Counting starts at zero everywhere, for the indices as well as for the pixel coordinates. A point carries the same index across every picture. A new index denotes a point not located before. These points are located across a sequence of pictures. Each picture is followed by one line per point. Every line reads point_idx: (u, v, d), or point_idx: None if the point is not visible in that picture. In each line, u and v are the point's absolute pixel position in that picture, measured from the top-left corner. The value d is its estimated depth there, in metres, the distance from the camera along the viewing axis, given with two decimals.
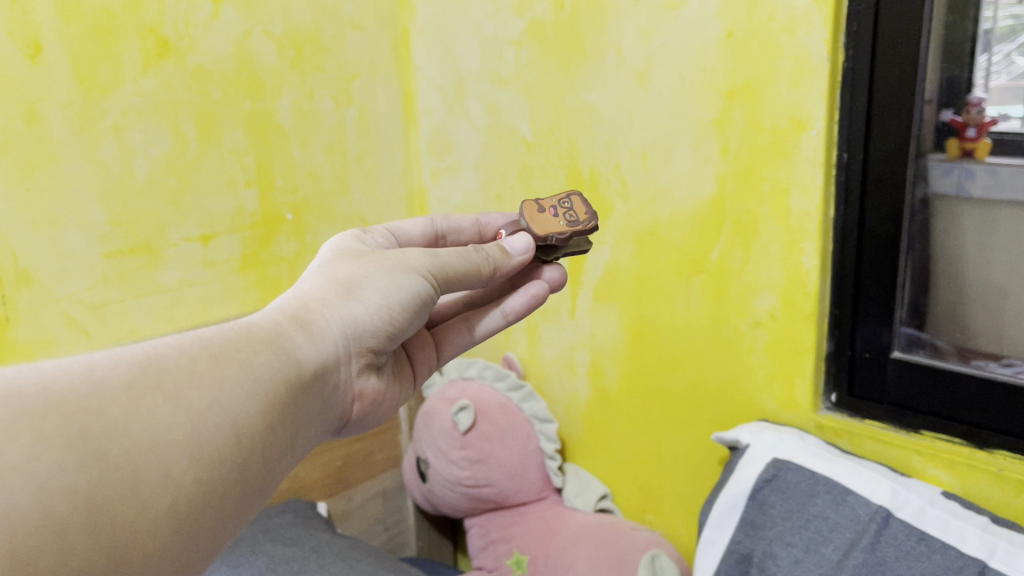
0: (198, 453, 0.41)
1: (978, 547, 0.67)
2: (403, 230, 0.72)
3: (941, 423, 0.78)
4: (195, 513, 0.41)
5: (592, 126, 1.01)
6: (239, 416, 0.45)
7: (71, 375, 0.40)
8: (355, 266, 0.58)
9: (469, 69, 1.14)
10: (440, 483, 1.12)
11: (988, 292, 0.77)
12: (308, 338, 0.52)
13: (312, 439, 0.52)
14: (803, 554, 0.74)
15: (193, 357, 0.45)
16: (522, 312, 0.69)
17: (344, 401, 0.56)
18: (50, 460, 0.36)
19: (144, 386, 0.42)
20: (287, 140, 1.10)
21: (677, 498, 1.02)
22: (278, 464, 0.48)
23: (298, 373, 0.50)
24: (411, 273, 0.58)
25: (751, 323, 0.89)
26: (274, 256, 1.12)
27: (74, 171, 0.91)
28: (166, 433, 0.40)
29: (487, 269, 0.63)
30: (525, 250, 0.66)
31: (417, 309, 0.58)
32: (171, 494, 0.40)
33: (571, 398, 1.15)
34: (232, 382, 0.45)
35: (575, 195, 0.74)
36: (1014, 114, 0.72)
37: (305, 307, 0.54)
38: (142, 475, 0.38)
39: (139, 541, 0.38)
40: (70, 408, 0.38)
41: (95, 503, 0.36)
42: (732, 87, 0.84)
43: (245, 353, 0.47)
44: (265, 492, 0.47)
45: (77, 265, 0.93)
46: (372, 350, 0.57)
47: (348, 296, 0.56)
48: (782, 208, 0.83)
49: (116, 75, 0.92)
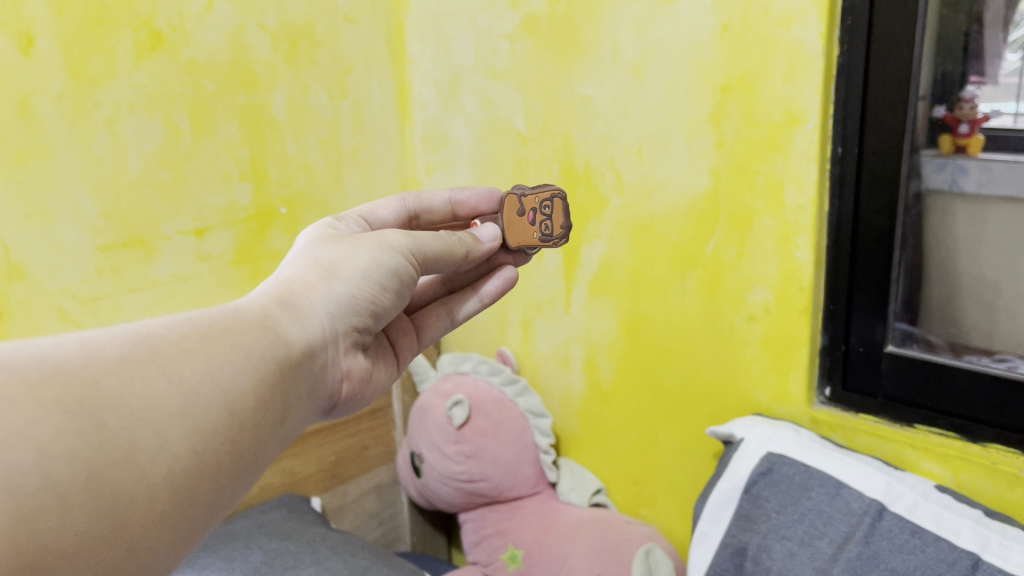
0: (192, 425, 0.41)
1: (972, 540, 0.67)
2: (377, 215, 0.71)
3: (935, 417, 0.79)
4: (191, 484, 0.41)
5: (587, 119, 1.00)
6: (231, 391, 0.44)
7: (66, 349, 0.40)
8: (337, 249, 0.58)
9: (464, 63, 1.14)
10: (434, 478, 1.12)
11: (980, 288, 0.78)
12: (295, 319, 0.52)
13: (302, 418, 0.52)
14: (798, 547, 0.74)
15: (184, 336, 0.45)
16: (496, 295, 0.73)
17: (332, 382, 0.56)
18: (49, 425, 0.35)
19: (138, 360, 0.41)
20: (281, 134, 1.10)
21: (671, 492, 1.03)
22: (270, 439, 0.47)
23: (287, 352, 0.50)
24: (390, 253, 0.58)
25: (746, 317, 0.89)
26: (268, 250, 1.11)
27: (67, 164, 0.90)
28: (160, 404, 0.40)
29: (462, 250, 0.65)
30: (495, 238, 0.69)
31: (397, 286, 0.59)
32: (167, 463, 0.39)
33: (565, 394, 1.15)
34: (223, 359, 0.45)
35: (559, 198, 0.73)
36: (1006, 110, 0.73)
37: (290, 290, 0.54)
38: (138, 443, 0.38)
39: (136, 507, 0.38)
40: (68, 378, 0.38)
41: (95, 469, 0.36)
42: (726, 81, 0.84)
43: (234, 332, 0.47)
44: (258, 467, 0.47)
45: (71, 258, 0.92)
46: (357, 330, 0.57)
47: (330, 277, 0.56)
48: (777, 202, 0.83)
49: (110, 67, 0.92)
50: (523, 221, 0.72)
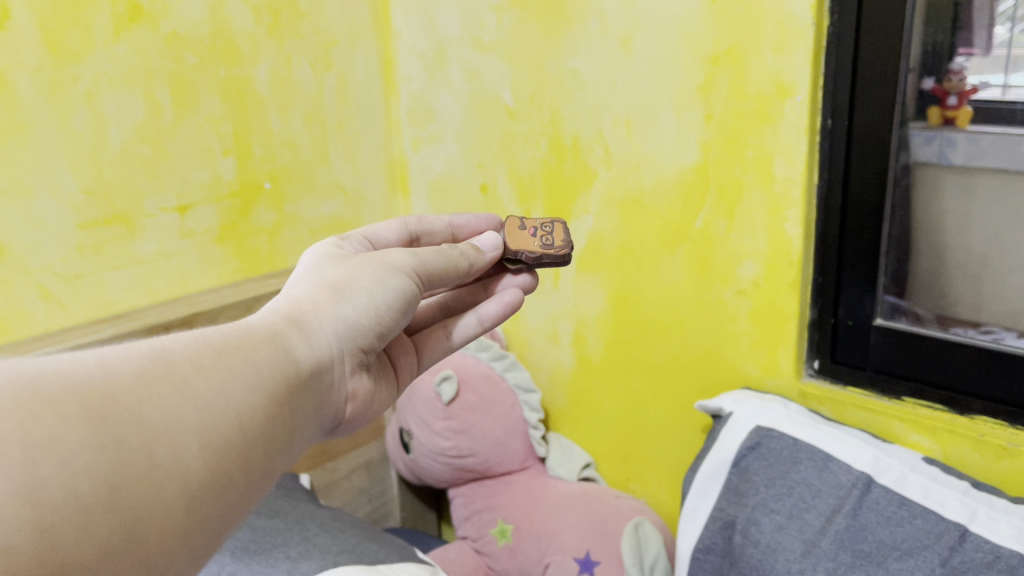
0: (207, 440, 0.40)
1: (959, 511, 0.68)
2: (380, 236, 0.70)
3: (924, 390, 0.79)
4: (206, 498, 0.40)
5: (574, 92, 0.99)
6: (245, 407, 0.43)
7: (86, 364, 0.39)
8: (343, 269, 0.57)
9: (450, 35, 1.12)
10: (424, 454, 1.11)
11: (968, 260, 0.77)
12: (304, 337, 0.51)
13: (310, 436, 0.51)
14: (787, 520, 0.75)
15: (198, 352, 0.44)
16: (497, 317, 0.70)
17: (336, 404, 0.55)
18: (71, 440, 0.35)
19: (154, 376, 0.40)
20: (264, 108, 1.08)
21: (660, 465, 1.03)
22: (280, 458, 0.46)
23: (297, 370, 0.49)
24: (396, 272, 0.58)
25: (735, 292, 0.88)
26: (252, 226, 1.10)
27: (46, 140, 0.88)
28: (176, 418, 0.39)
29: (464, 265, 0.65)
30: (497, 247, 0.70)
31: (402, 308, 0.58)
32: (183, 478, 0.39)
33: (553, 368, 1.14)
34: (236, 375, 0.44)
35: (559, 222, 0.76)
36: (994, 82, 0.71)
37: (298, 308, 0.53)
38: (155, 457, 0.38)
39: (155, 521, 0.37)
40: (89, 394, 0.37)
41: (116, 482, 0.35)
42: (716, 53, 0.83)
43: (247, 349, 0.46)
44: (268, 481, 0.46)
45: (52, 236, 0.91)
46: (363, 350, 0.56)
47: (338, 297, 0.55)
48: (766, 175, 0.82)
49: (88, 40, 0.90)
50: (525, 235, 0.74)
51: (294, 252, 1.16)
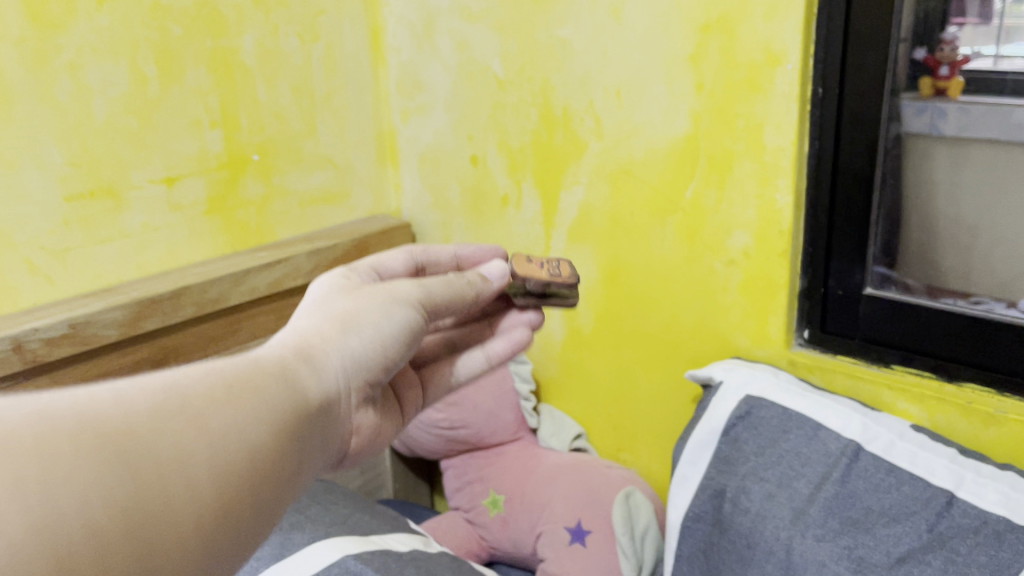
0: (218, 477, 0.39)
1: (946, 478, 0.69)
2: (387, 266, 0.67)
3: (913, 357, 0.79)
4: (215, 534, 0.38)
5: (564, 61, 0.98)
6: (255, 444, 0.42)
7: (100, 399, 0.37)
8: (351, 301, 0.55)
9: (438, 5, 1.11)
10: (416, 426, 1.12)
11: (959, 231, 0.78)
12: (315, 371, 0.49)
13: (315, 474, 0.49)
14: (776, 488, 0.75)
15: (210, 387, 0.42)
16: (504, 357, 0.71)
17: (341, 442, 0.53)
18: (85, 472, 0.34)
19: (168, 413, 0.39)
20: (251, 79, 1.06)
21: (651, 435, 1.04)
22: (287, 495, 0.44)
23: (307, 405, 0.47)
24: (404, 305, 0.56)
25: (725, 262, 0.89)
26: (241, 198, 1.09)
27: (30, 112, 0.87)
28: (187, 452, 0.38)
29: (471, 295, 0.63)
30: (502, 276, 0.67)
31: (408, 342, 0.56)
32: (190, 515, 0.37)
33: (545, 341, 1.14)
34: (251, 408, 0.43)
35: (564, 260, 0.74)
36: (986, 52, 0.70)
37: (307, 341, 0.51)
38: (167, 488, 0.36)
39: (163, 555, 0.36)
40: (103, 429, 0.36)
41: (130, 510, 0.35)
42: (706, 21, 0.83)
43: (258, 383, 0.44)
44: (274, 518, 0.43)
45: (38, 209, 0.90)
46: (371, 385, 0.54)
47: (347, 330, 0.52)
48: (756, 144, 0.82)
49: (71, 10, 0.88)
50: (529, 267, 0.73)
51: (283, 225, 1.14)
